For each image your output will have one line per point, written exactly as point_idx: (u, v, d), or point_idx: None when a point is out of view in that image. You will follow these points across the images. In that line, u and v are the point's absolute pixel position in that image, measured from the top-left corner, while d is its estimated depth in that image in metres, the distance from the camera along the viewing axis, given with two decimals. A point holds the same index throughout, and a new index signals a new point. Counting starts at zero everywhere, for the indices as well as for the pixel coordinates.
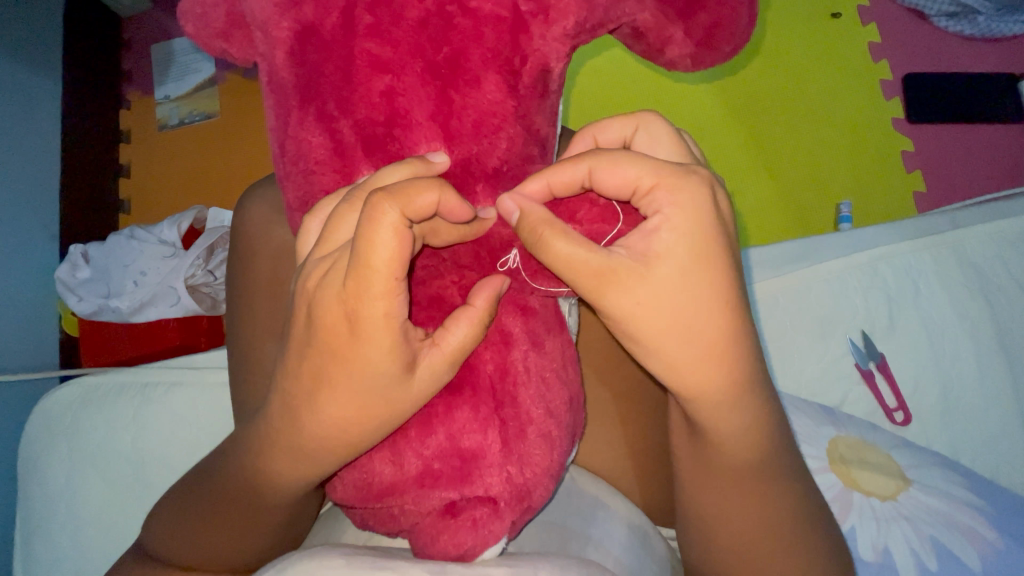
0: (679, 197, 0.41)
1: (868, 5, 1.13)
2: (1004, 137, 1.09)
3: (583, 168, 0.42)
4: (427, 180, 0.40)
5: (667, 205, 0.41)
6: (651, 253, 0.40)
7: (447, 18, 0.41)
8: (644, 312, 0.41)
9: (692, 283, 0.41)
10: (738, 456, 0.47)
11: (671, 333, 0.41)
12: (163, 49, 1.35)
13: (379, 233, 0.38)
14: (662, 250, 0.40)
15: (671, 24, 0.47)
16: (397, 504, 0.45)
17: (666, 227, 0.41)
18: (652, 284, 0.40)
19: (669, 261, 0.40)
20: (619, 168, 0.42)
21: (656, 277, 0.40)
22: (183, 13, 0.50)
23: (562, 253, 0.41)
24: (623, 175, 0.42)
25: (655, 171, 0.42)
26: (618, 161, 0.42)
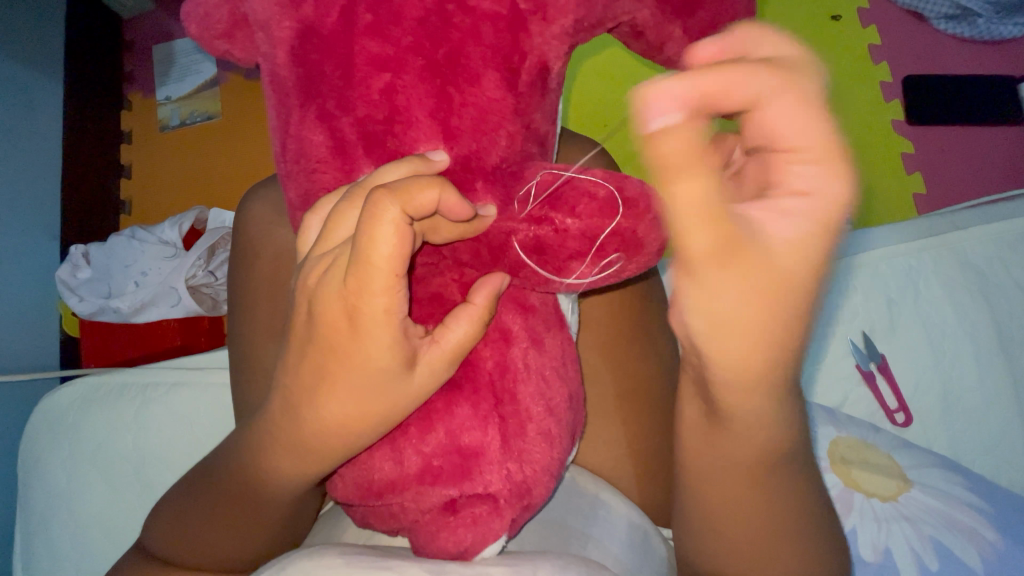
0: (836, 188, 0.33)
1: (867, 8, 1.12)
2: (1003, 139, 1.09)
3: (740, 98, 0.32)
4: (428, 177, 0.40)
5: (803, 187, 0.33)
6: (767, 240, 0.34)
7: (446, 16, 0.41)
8: (707, 285, 0.35)
9: (784, 273, 0.35)
10: (743, 443, 0.45)
11: (737, 324, 0.36)
12: (164, 50, 1.35)
13: (380, 230, 0.38)
14: (776, 237, 0.34)
15: (670, 23, 0.47)
16: (397, 502, 0.45)
17: (789, 213, 0.33)
18: (734, 272, 0.34)
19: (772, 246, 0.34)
20: (787, 116, 0.33)
21: (758, 269, 0.34)
22: (186, 14, 0.50)
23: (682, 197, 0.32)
24: (790, 125, 0.33)
25: (826, 141, 0.33)
26: (792, 104, 0.33)
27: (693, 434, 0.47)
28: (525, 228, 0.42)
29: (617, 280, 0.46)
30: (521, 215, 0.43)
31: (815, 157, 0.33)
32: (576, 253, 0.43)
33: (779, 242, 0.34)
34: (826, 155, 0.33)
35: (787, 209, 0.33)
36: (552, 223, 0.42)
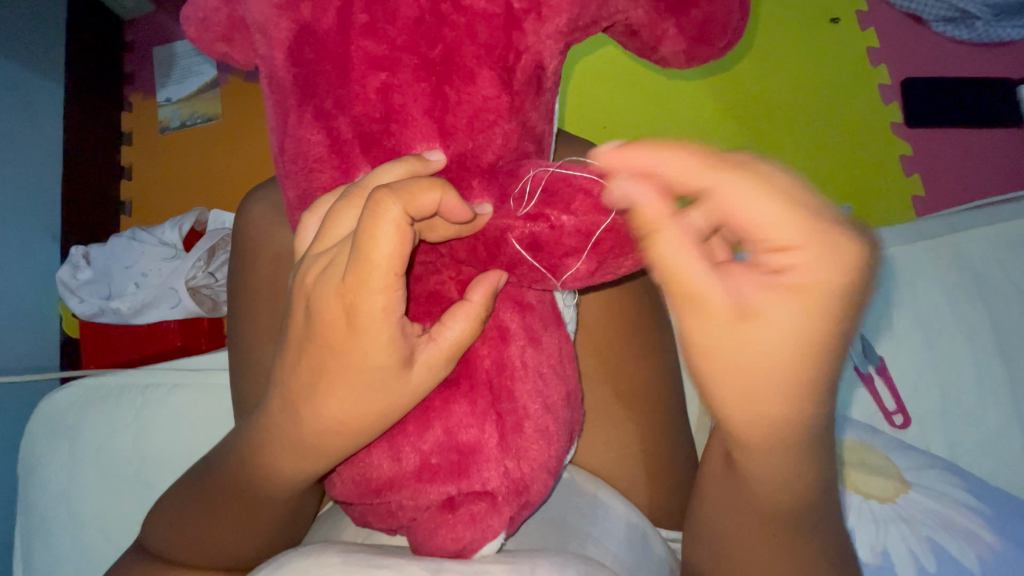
0: (807, 267, 0.35)
1: (866, 10, 1.10)
2: (1006, 142, 1.05)
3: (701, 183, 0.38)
4: (428, 178, 0.40)
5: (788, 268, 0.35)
6: (757, 326, 0.37)
7: (441, 16, 0.41)
8: (701, 335, 0.39)
9: (762, 348, 0.37)
10: (760, 480, 0.45)
11: (736, 386, 0.39)
12: (165, 52, 1.36)
13: (380, 230, 0.38)
14: (765, 314, 0.36)
15: (664, 21, 0.47)
16: (396, 499, 0.45)
17: (775, 288, 0.36)
18: (722, 328, 0.38)
19: (765, 320, 0.36)
20: (752, 206, 0.36)
21: (751, 339, 0.37)
22: (185, 16, 0.51)
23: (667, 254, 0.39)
24: (757, 218, 0.36)
25: (796, 225, 0.35)
26: (756, 192, 0.36)
27: (714, 473, 0.50)
28: (519, 225, 0.42)
29: (613, 277, 0.46)
30: (518, 212, 0.43)
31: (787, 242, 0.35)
32: (573, 250, 0.43)
33: (772, 324, 0.36)
34: (801, 241, 0.35)
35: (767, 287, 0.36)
36: (550, 220, 0.42)
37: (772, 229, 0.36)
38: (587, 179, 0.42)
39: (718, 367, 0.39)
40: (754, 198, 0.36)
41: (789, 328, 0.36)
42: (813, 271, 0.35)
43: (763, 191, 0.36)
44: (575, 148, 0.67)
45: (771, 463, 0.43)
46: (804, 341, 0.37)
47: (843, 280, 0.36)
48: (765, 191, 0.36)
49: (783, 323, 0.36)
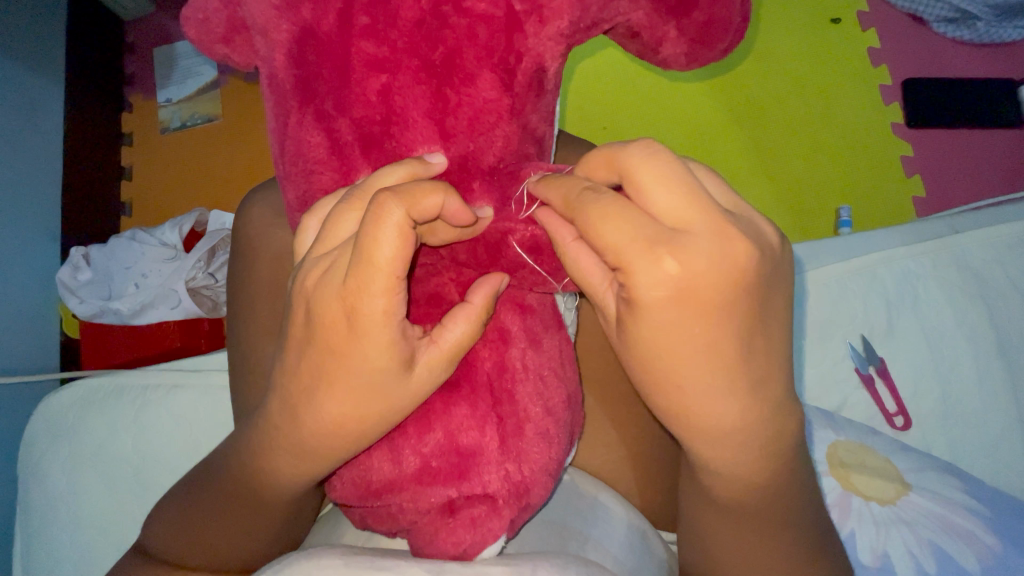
0: (642, 286, 0.37)
1: (867, 10, 1.09)
2: (1003, 143, 1.06)
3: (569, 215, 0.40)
4: (430, 182, 0.40)
5: (630, 288, 0.38)
6: (631, 344, 0.40)
7: (442, 18, 0.41)
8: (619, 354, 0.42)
9: (649, 366, 0.39)
10: (735, 490, 0.45)
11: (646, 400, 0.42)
12: (165, 52, 1.35)
13: (383, 233, 0.38)
14: (629, 333, 0.39)
15: (665, 23, 0.47)
16: (396, 502, 0.45)
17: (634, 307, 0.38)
18: (621, 343, 0.41)
19: (635, 336, 0.39)
20: (599, 228, 0.38)
21: (637, 356, 0.40)
22: (185, 18, 0.50)
23: (580, 269, 0.43)
24: (603, 240, 0.38)
25: (623, 246, 0.37)
26: (598, 216, 0.38)
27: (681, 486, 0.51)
28: (522, 228, 0.44)
29: None
30: (519, 215, 0.44)
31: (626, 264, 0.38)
32: None
33: (637, 342, 0.39)
34: (636, 263, 0.37)
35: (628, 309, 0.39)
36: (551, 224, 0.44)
37: (612, 249, 0.38)
38: None
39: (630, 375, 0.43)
40: (602, 220, 0.38)
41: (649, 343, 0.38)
42: (647, 289, 0.37)
43: (601, 214, 0.38)
44: (575, 150, 0.67)
45: (742, 470, 0.43)
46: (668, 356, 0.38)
47: (683, 292, 0.37)
48: (602, 215, 0.38)
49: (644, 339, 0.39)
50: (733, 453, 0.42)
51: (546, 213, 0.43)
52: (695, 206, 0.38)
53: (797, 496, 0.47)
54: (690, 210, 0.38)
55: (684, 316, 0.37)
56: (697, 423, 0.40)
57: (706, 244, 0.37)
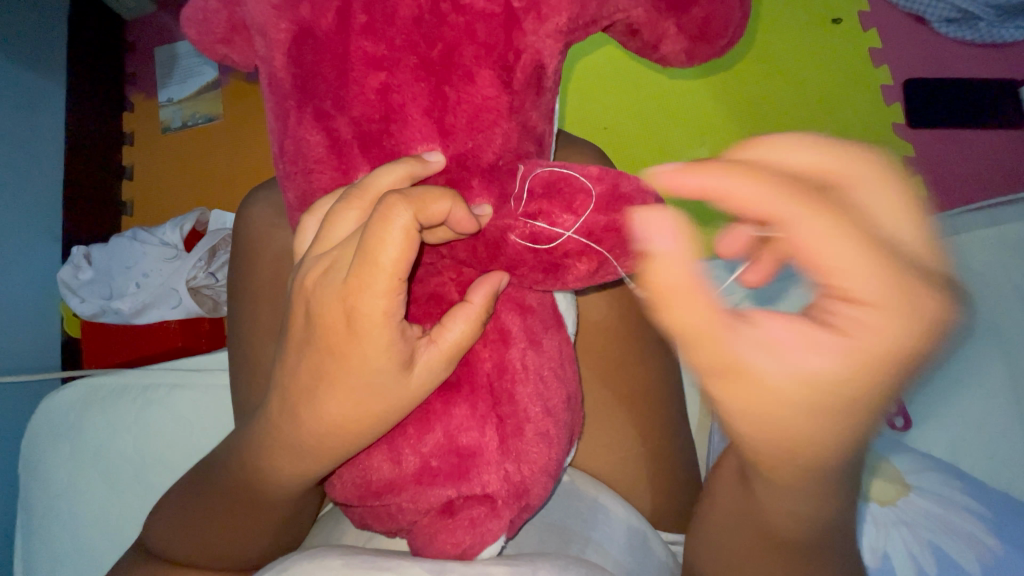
0: (874, 335, 0.33)
1: (869, 9, 1.08)
2: (1002, 142, 1.06)
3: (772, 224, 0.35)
4: (439, 189, 0.41)
5: (853, 324, 0.33)
6: (774, 367, 0.35)
7: (440, 15, 0.41)
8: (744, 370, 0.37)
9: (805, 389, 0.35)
10: (789, 518, 0.44)
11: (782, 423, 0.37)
12: (167, 52, 1.35)
13: (390, 235, 0.39)
14: (801, 359, 0.35)
15: (665, 19, 0.47)
16: (395, 502, 0.45)
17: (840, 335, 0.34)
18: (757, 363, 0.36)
19: (811, 365, 0.34)
20: (830, 246, 0.33)
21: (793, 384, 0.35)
22: (186, 19, 0.51)
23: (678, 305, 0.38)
24: (832, 259, 0.33)
25: (884, 293, 0.32)
26: (832, 236, 0.33)
27: (721, 490, 0.51)
28: (520, 224, 0.43)
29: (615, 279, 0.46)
30: (518, 211, 0.43)
31: (861, 302, 0.33)
32: (573, 252, 0.43)
33: (805, 369, 0.35)
34: (875, 309, 0.33)
35: (815, 338, 0.34)
36: (550, 221, 0.42)
37: (840, 280, 0.33)
38: (586, 181, 0.42)
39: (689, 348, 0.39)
40: (829, 238, 0.33)
41: (846, 383, 0.34)
42: (878, 336, 0.33)
43: (839, 235, 0.33)
44: (575, 149, 0.66)
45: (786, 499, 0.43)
46: (824, 390, 0.35)
47: (892, 359, 0.33)
48: (836, 234, 0.33)
49: (817, 371, 0.34)
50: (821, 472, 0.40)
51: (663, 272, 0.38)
52: (930, 249, 0.35)
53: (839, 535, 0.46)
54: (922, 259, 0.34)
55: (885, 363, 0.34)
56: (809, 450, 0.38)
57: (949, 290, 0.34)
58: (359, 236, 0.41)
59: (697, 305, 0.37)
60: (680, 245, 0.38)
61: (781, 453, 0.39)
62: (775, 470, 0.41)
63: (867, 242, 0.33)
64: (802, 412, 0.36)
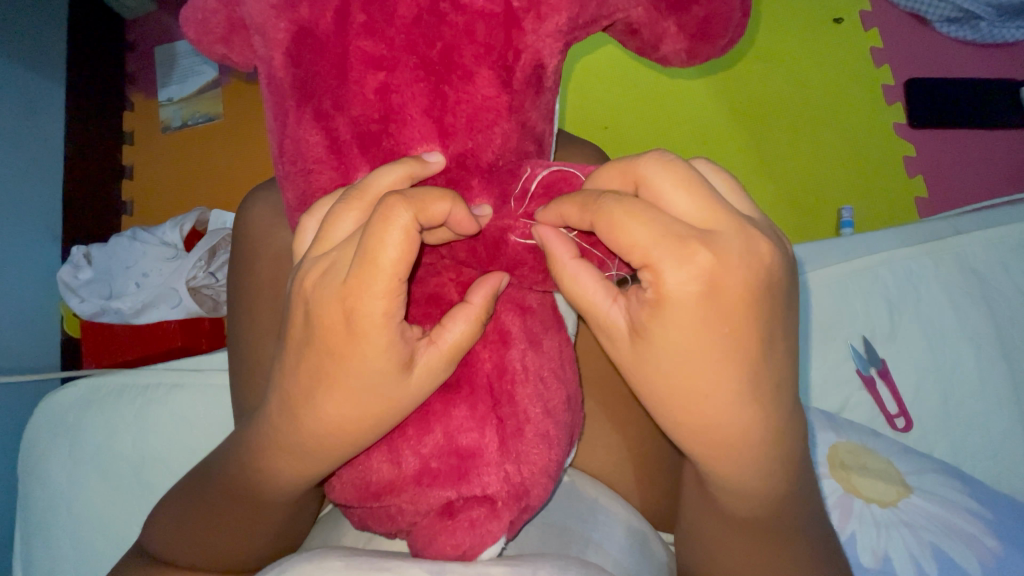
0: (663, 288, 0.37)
1: (869, 9, 1.08)
2: (1003, 142, 1.06)
3: (589, 216, 0.40)
4: (438, 189, 0.41)
5: (658, 286, 0.38)
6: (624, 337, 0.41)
7: (439, 15, 0.41)
8: (639, 367, 0.41)
9: (685, 363, 0.38)
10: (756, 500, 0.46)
11: (685, 408, 0.40)
12: (167, 51, 1.35)
13: (390, 235, 0.39)
14: (653, 334, 0.39)
15: (665, 19, 0.47)
16: (395, 503, 0.45)
17: (658, 303, 0.38)
18: (637, 351, 0.40)
19: (660, 336, 0.38)
20: (617, 225, 0.38)
21: (664, 361, 0.39)
22: (184, 19, 0.50)
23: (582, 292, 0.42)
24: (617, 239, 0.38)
25: (655, 250, 0.37)
26: (616, 215, 0.38)
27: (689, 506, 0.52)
28: (521, 225, 0.44)
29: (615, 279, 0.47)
30: (519, 212, 0.44)
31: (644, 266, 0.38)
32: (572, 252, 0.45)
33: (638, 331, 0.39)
34: (654, 267, 0.37)
35: (641, 305, 0.39)
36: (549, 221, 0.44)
37: (636, 249, 0.38)
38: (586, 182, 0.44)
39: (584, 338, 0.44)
40: (623, 218, 0.38)
41: (670, 343, 0.38)
42: (672, 290, 0.37)
43: (618, 212, 0.38)
44: (576, 149, 0.66)
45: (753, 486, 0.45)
46: (652, 350, 0.39)
47: (687, 304, 0.37)
48: (622, 211, 0.38)
49: (645, 333, 0.39)
50: (742, 453, 0.41)
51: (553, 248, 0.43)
52: (715, 211, 0.39)
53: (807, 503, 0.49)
54: (706, 207, 0.39)
55: (717, 311, 0.37)
56: (734, 431, 0.40)
57: (735, 244, 0.38)
58: (359, 237, 0.41)
59: (578, 288, 0.42)
60: (551, 245, 0.43)
61: (688, 440, 0.41)
62: (714, 466, 0.43)
63: (638, 212, 0.38)
64: (657, 382, 0.40)
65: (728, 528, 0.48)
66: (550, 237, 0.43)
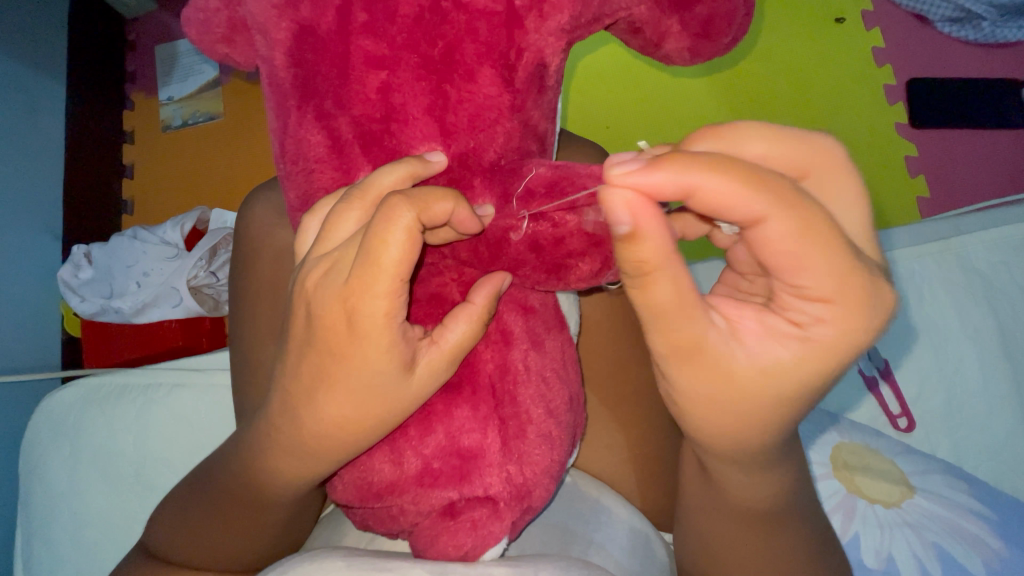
0: (827, 329, 0.37)
1: (870, 9, 1.08)
2: (1005, 142, 1.05)
3: (757, 210, 0.34)
4: (441, 189, 0.40)
5: (812, 325, 0.37)
6: (738, 353, 0.39)
7: (441, 13, 0.41)
8: (719, 385, 0.40)
9: (778, 394, 0.40)
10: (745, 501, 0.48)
11: (754, 424, 0.42)
12: (167, 50, 1.35)
13: (393, 235, 0.39)
14: (777, 363, 0.38)
15: (668, 18, 0.47)
16: (396, 504, 0.45)
17: (801, 339, 0.38)
18: (728, 372, 0.39)
19: (775, 366, 0.38)
20: (787, 247, 0.34)
21: (775, 389, 0.39)
22: (186, 18, 0.50)
23: (659, 296, 0.38)
24: (783, 262, 0.35)
25: (836, 290, 0.35)
26: (787, 235, 0.34)
27: (692, 495, 0.51)
28: (523, 224, 0.43)
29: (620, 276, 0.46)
30: (520, 211, 0.43)
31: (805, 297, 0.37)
32: (576, 252, 0.43)
33: (770, 360, 0.38)
34: (826, 304, 0.36)
35: (770, 331, 0.39)
36: (551, 220, 0.42)
37: (816, 284, 0.35)
38: (588, 181, 0.42)
39: (652, 335, 0.40)
40: (806, 238, 0.34)
41: (789, 376, 0.39)
42: (841, 332, 0.37)
43: (794, 234, 0.34)
44: (577, 149, 0.66)
45: (743, 482, 0.47)
46: (780, 377, 0.39)
47: (842, 348, 0.37)
48: (797, 232, 0.34)
49: (769, 362, 0.38)
50: (747, 449, 0.44)
51: (635, 233, 0.35)
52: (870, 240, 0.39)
53: (803, 496, 0.49)
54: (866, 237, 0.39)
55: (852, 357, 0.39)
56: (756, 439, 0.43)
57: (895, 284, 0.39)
58: (361, 237, 0.41)
59: (674, 290, 0.37)
60: (650, 230, 0.35)
61: (710, 442, 0.44)
62: (715, 455, 0.46)
63: (827, 241, 0.34)
64: (765, 399, 0.40)
65: (725, 518, 0.49)
66: (653, 220, 0.34)
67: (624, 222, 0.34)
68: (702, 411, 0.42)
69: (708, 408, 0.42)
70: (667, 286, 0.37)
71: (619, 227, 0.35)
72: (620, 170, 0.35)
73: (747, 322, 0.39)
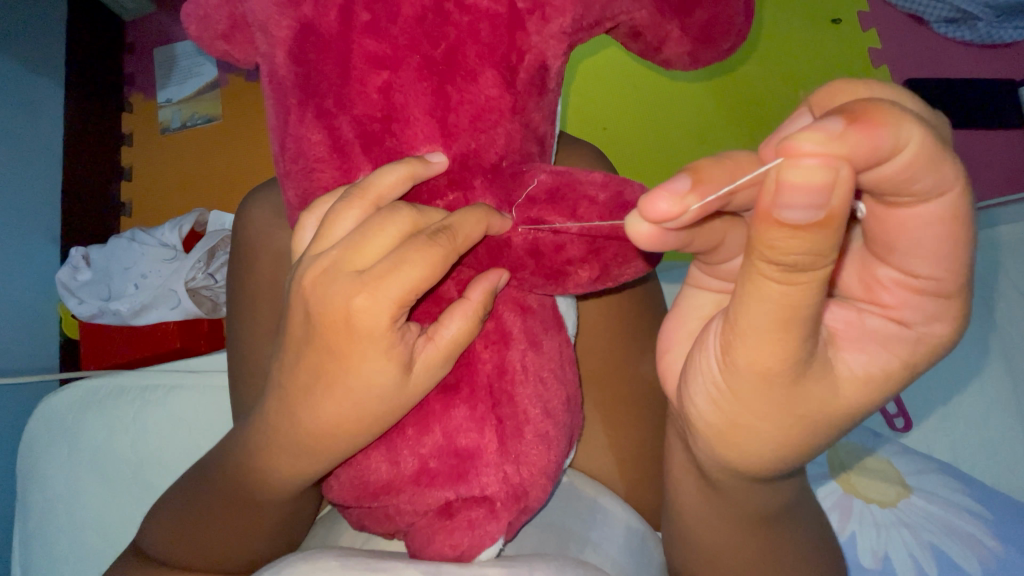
0: (938, 329, 0.36)
1: (869, 10, 1.08)
2: (1001, 144, 1.06)
3: (920, 184, 0.31)
4: (473, 208, 0.42)
5: (921, 324, 0.36)
6: (838, 361, 0.37)
7: (443, 15, 0.41)
8: (814, 394, 0.37)
9: (866, 403, 0.37)
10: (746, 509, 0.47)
11: (829, 437, 0.39)
12: (167, 53, 1.35)
13: (422, 260, 0.41)
14: (881, 365, 0.36)
15: (668, 22, 0.47)
16: (393, 503, 0.45)
17: (910, 342, 0.36)
18: (823, 378, 0.36)
19: (870, 370, 0.37)
20: (930, 231, 0.32)
21: (873, 394, 0.37)
22: (186, 15, 0.50)
23: (789, 301, 0.32)
24: (917, 247, 0.33)
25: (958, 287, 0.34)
26: (933, 218, 0.32)
27: (685, 502, 0.50)
28: (520, 234, 0.43)
29: (616, 285, 0.46)
30: (519, 219, 0.43)
31: (919, 291, 0.35)
32: (575, 258, 0.43)
33: (875, 365, 0.36)
34: (944, 301, 0.35)
35: (873, 334, 0.37)
36: (551, 228, 0.43)
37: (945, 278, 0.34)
38: (590, 188, 0.42)
39: (757, 346, 0.34)
40: (955, 224, 0.32)
41: (886, 381, 0.37)
42: (949, 335, 0.36)
43: (943, 216, 0.32)
44: (576, 152, 0.66)
45: (744, 496, 0.46)
46: (880, 386, 0.37)
47: (946, 349, 0.36)
48: (948, 214, 0.32)
49: (871, 364, 0.37)
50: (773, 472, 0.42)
51: (818, 219, 0.28)
52: None
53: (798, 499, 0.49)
54: None
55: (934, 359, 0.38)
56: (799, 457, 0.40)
57: None
58: (382, 249, 0.43)
59: (814, 294, 0.32)
60: (839, 216, 0.28)
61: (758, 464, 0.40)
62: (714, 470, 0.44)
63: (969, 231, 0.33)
64: (854, 411, 0.38)
65: (724, 525, 0.49)
66: (846, 201, 0.28)
67: (814, 204, 0.27)
68: (777, 430, 0.38)
69: (794, 426, 0.38)
70: (809, 291, 0.31)
71: (803, 208, 0.28)
72: (810, 132, 0.27)
73: (838, 323, 0.37)
